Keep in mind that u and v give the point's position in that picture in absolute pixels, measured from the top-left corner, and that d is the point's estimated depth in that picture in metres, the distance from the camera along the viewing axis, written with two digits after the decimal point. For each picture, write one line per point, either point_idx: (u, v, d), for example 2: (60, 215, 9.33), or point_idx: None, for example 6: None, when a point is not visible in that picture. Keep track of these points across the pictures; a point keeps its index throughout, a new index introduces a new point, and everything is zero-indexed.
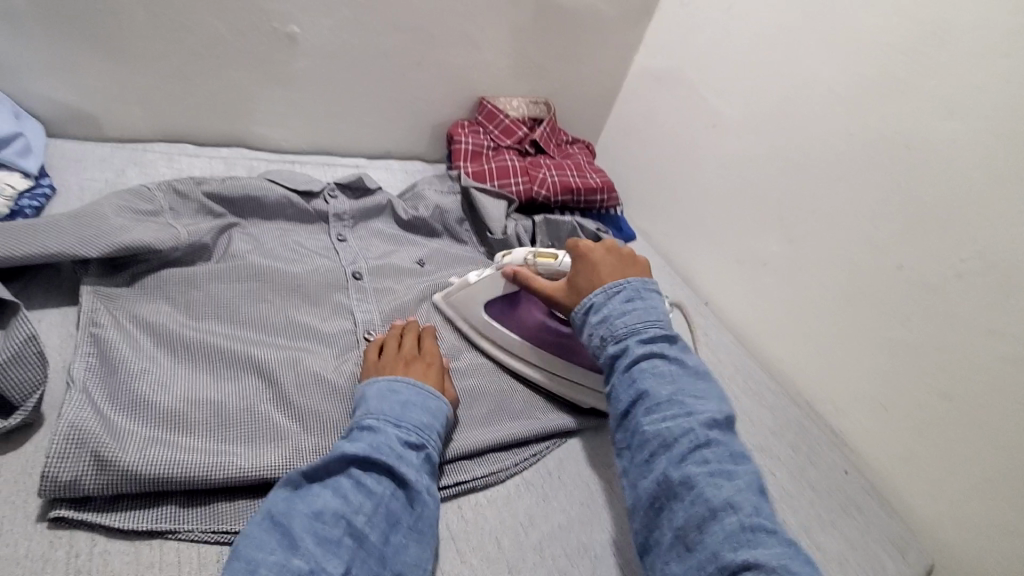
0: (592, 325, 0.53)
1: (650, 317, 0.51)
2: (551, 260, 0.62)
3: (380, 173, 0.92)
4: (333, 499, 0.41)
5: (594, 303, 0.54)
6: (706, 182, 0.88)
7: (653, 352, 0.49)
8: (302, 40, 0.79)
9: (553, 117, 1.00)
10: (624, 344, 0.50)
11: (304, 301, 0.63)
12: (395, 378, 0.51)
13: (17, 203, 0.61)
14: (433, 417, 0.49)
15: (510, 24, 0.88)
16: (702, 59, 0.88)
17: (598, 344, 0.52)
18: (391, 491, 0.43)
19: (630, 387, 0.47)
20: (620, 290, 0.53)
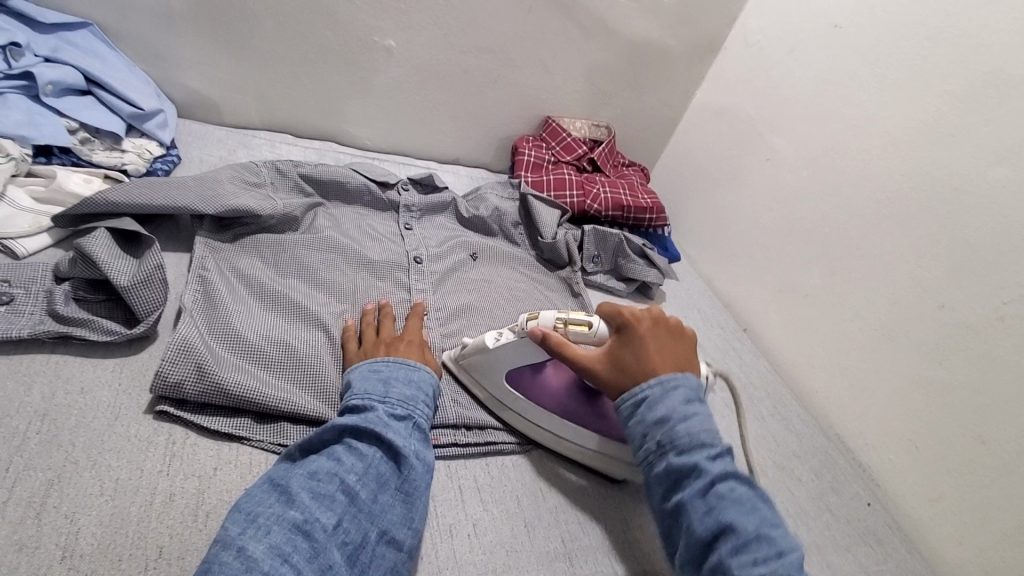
0: (648, 427, 0.47)
1: (709, 425, 0.47)
2: (585, 328, 0.56)
3: (449, 176, 1.01)
4: (327, 461, 0.43)
5: (647, 397, 0.48)
6: (756, 212, 0.91)
7: (728, 471, 0.43)
8: (397, 53, 0.89)
9: (612, 140, 1.06)
10: (691, 458, 0.44)
11: (372, 276, 0.71)
12: (376, 359, 0.54)
13: (152, 166, 0.73)
14: (416, 390, 0.52)
15: (582, 52, 0.96)
16: (763, 97, 0.92)
17: (656, 453, 0.46)
18: (380, 457, 0.45)
19: (706, 516, 0.41)
20: (678, 387, 0.49)
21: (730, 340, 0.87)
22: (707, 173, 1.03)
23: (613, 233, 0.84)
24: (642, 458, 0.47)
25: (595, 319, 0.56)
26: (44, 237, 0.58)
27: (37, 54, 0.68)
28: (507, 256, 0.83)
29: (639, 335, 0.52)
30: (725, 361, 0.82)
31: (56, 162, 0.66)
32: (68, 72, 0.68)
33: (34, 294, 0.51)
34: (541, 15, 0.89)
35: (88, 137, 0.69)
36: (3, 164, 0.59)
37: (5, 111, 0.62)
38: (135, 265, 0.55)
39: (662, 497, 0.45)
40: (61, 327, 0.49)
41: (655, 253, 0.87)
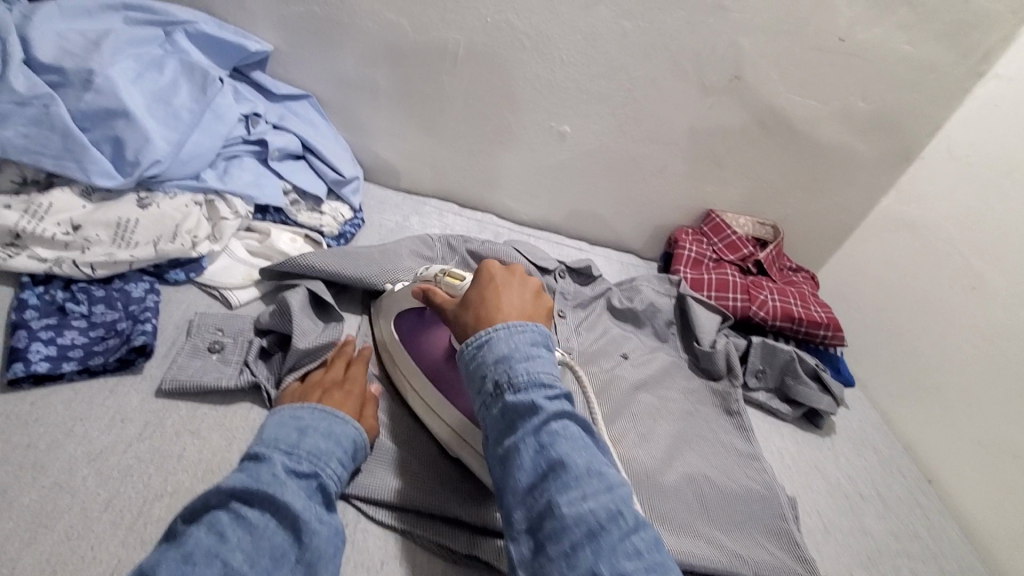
0: (486, 367, 0.43)
1: (553, 367, 0.43)
2: (456, 280, 0.55)
3: (600, 260, 0.99)
4: (206, 536, 0.36)
5: (490, 338, 0.44)
6: (954, 346, 0.79)
7: (565, 411, 0.40)
8: (569, 138, 0.91)
9: (779, 242, 0.99)
10: (527, 396, 0.40)
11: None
12: (298, 407, 0.49)
13: (342, 228, 0.79)
14: (338, 445, 0.47)
15: (757, 150, 0.92)
16: (973, 218, 0.81)
17: (494, 396, 0.41)
18: (272, 524, 0.38)
19: (540, 454, 0.38)
20: (522, 331, 0.44)
21: (917, 492, 0.74)
22: (891, 292, 0.92)
23: (785, 349, 0.76)
24: (480, 402, 0.43)
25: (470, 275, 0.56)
26: (254, 289, 0.64)
27: (269, 122, 0.77)
28: (653, 357, 0.77)
29: (491, 282, 0.49)
30: (913, 522, 0.69)
31: (269, 219, 0.74)
32: (290, 140, 0.76)
33: (240, 341, 0.57)
34: (722, 111, 0.87)
35: (296, 198, 0.76)
36: (232, 220, 0.67)
37: (240, 171, 0.71)
38: (319, 330, 0.59)
39: (496, 441, 0.41)
40: (255, 376, 0.53)
41: (829, 376, 0.77)
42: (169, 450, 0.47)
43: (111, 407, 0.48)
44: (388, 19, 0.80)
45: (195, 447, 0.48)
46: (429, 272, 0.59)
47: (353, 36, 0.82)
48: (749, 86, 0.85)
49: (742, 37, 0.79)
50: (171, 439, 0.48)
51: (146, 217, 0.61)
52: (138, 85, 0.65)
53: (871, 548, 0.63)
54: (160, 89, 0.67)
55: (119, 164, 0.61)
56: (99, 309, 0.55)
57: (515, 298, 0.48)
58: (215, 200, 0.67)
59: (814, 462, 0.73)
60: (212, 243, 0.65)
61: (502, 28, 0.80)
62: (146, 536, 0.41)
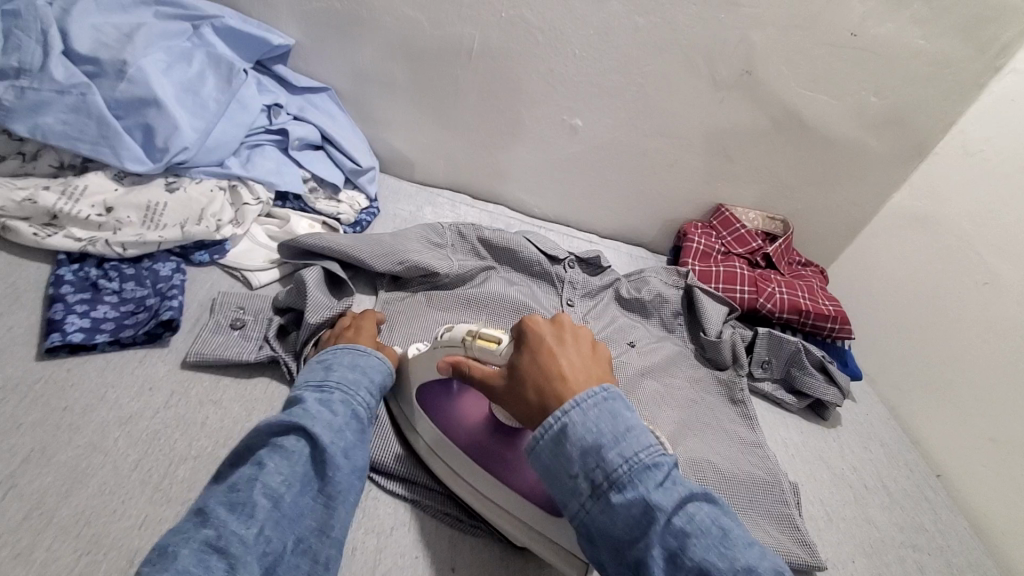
0: (578, 467, 0.40)
1: (648, 444, 0.41)
2: (493, 344, 0.50)
3: (610, 252, 1.01)
4: (247, 465, 0.39)
5: (568, 426, 0.41)
6: (964, 342, 0.79)
7: (680, 497, 0.38)
8: (581, 131, 0.93)
9: (789, 237, 1.00)
10: (637, 494, 0.38)
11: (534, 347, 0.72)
12: (321, 358, 0.52)
13: (358, 216, 0.82)
14: (365, 376, 0.50)
15: (768, 144, 0.92)
16: (986, 214, 0.81)
17: (595, 497, 0.39)
18: (303, 449, 0.41)
19: (669, 558, 0.36)
20: (595, 403, 0.42)
21: (922, 485, 0.74)
22: (901, 288, 0.92)
23: (790, 340, 0.77)
24: (579, 503, 0.41)
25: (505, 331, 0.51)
26: (273, 271, 0.67)
27: (290, 113, 0.80)
28: (660, 347, 0.78)
29: (544, 344, 0.47)
30: (917, 514, 0.69)
31: (289, 206, 0.77)
32: (310, 130, 0.79)
33: (259, 318, 0.60)
34: (733, 105, 0.88)
35: (315, 186, 0.79)
36: (254, 206, 0.70)
37: (262, 160, 0.74)
38: (331, 305, 0.62)
39: (618, 546, 0.38)
40: (275, 352, 0.56)
41: (836, 368, 0.78)
42: (194, 417, 0.50)
43: (140, 376, 0.51)
44: (406, 14, 0.83)
45: (217, 416, 0.51)
46: (451, 335, 0.52)
47: (372, 31, 0.85)
48: (760, 81, 0.85)
49: (753, 32, 0.80)
50: (194, 407, 0.51)
51: (173, 200, 0.64)
52: (168, 76, 0.68)
53: (874, 537, 0.64)
54: (189, 80, 0.70)
55: (150, 150, 0.65)
56: (129, 286, 0.58)
57: (585, 373, 0.46)
58: (238, 186, 0.70)
59: (818, 451, 0.73)
60: (235, 226, 0.68)
61: (517, 23, 0.82)
62: (171, 495, 0.44)
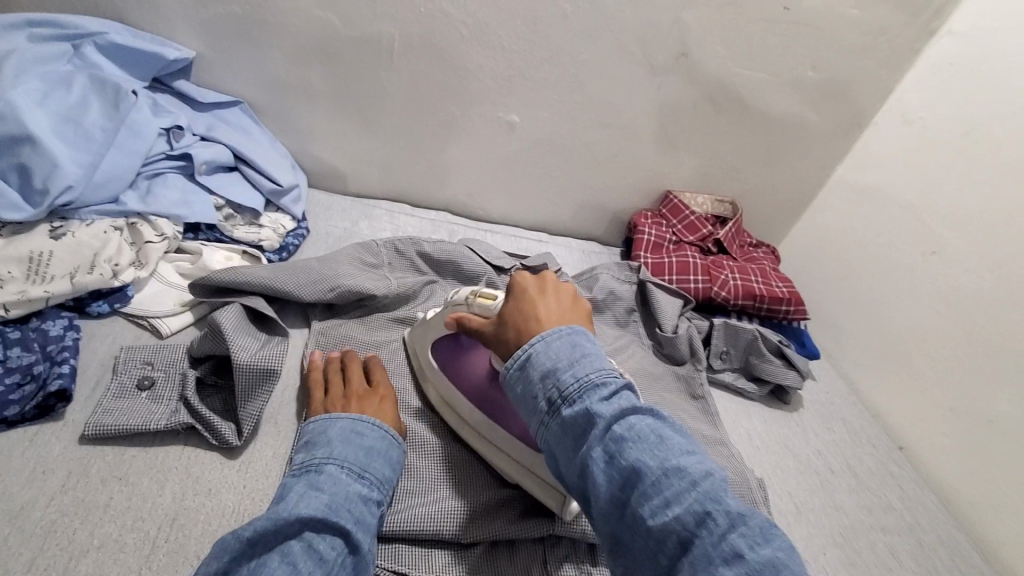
0: (533, 385, 0.40)
1: (603, 365, 0.40)
2: (489, 301, 0.52)
3: (560, 250, 0.97)
4: (281, 568, 0.36)
5: (531, 355, 0.41)
6: (915, 311, 0.79)
7: (625, 408, 0.37)
8: (518, 127, 0.88)
9: (738, 218, 0.98)
10: (582, 405, 0.37)
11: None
12: (359, 420, 0.50)
13: (284, 240, 0.76)
14: (390, 471, 0.50)
15: (710, 126, 0.90)
16: (928, 181, 0.80)
17: (549, 413, 0.39)
18: (342, 557, 0.40)
19: (605, 465, 0.35)
20: (560, 336, 0.41)
21: (887, 462, 0.74)
22: (851, 261, 0.91)
23: (746, 328, 0.76)
24: (537, 423, 0.40)
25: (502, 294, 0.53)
26: (187, 315, 0.61)
27: (195, 133, 0.73)
28: (618, 349, 0.76)
29: (525, 293, 0.47)
30: (884, 493, 0.69)
31: (202, 238, 0.70)
32: (219, 151, 0.72)
33: (171, 374, 0.54)
34: (671, 89, 0.85)
35: (231, 212, 0.73)
36: (158, 243, 0.63)
37: (165, 190, 0.67)
38: (259, 345, 0.56)
39: (565, 455, 0.38)
40: (191, 417, 0.50)
41: (793, 351, 0.77)
42: (95, 499, 0.44)
43: (31, 460, 0.45)
44: (315, 15, 0.76)
45: (124, 494, 0.45)
46: (458, 296, 0.56)
47: (279, 36, 0.78)
48: (696, 62, 0.82)
49: (685, 13, 0.77)
50: (97, 488, 0.45)
51: (60, 247, 0.56)
52: (44, 105, 0.60)
53: (843, 525, 0.63)
54: (69, 108, 0.62)
55: (29, 194, 0.57)
56: (14, 353, 0.51)
57: (566, 320, 0.44)
58: (138, 223, 0.63)
59: (783, 440, 0.72)
60: (137, 269, 0.61)
61: (437, 18, 0.77)
62: None
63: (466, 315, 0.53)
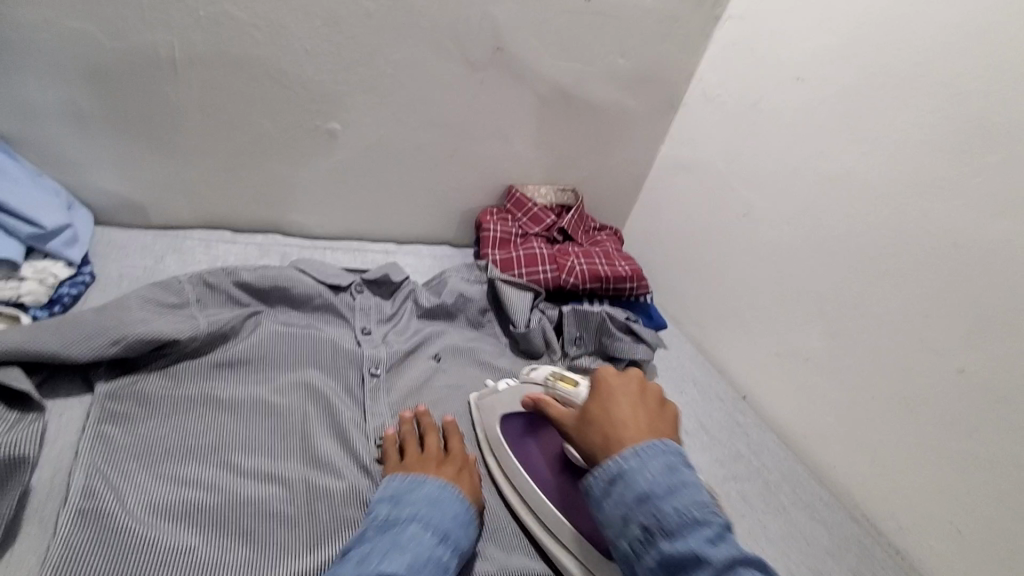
0: (629, 509, 0.42)
1: (702, 496, 0.41)
2: (571, 386, 0.55)
3: (410, 259, 0.93)
4: None
5: (625, 471, 0.43)
6: (738, 270, 0.86)
7: (732, 553, 0.38)
8: (341, 136, 0.83)
9: (580, 204, 1.01)
10: (685, 544, 0.39)
11: (389, 418, 0.60)
12: (446, 486, 0.49)
13: (58, 291, 0.64)
14: (462, 531, 0.46)
15: (539, 118, 0.91)
16: (729, 153, 0.88)
17: (647, 540, 0.41)
18: None
19: None
20: (656, 456, 0.43)
21: (732, 413, 0.79)
22: (682, 232, 0.98)
23: (594, 310, 0.77)
24: (625, 543, 0.42)
25: (584, 380, 0.56)
26: None
27: None
28: (473, 350, 0.73)
29: (608, 392, 0.50)
30: (732, 443, 0.74)
31: None
32: None
33: None
34: (494, 84, 0.85)
35: None
36: None
37: None
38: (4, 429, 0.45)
39: None
40: None
41: (640, 326, 0.80)
42: None
43: None
44: (68, 26, 0.64)
45: None
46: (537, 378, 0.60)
47: (24, 52, 0.65)
48: (513, 56, 0.83)
49: (493, 7, 0.77)
50: None
51: None
52: None
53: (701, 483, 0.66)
54: None
55: None
56: None
57: (648, 427, 0.46)
58: None
59: None
60: None
61: (224, 23, 0.69)
62: None
63: (549, 400, 0.55)
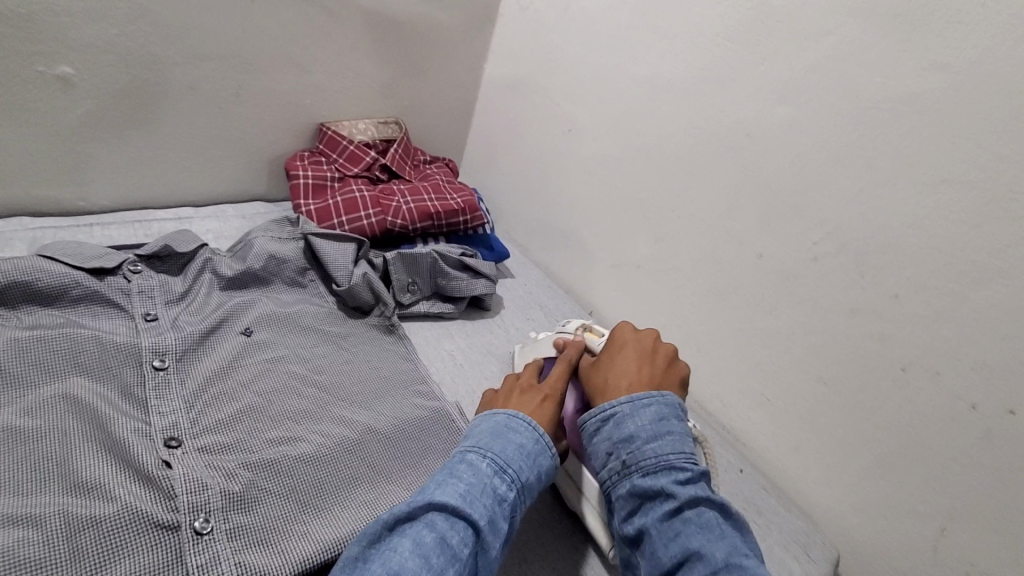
0: (614, 446, 0.47)
1: (683, 444, 0.46)
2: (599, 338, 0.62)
3: (210, 223, 0.80)
4: (412, 558, 0.36)
5: (614, 413, 0.48)
6: (571, 187, 0.84)
7: (699, 496, 0.43)
8: (78, 80, 0.66)
9: (405, 137, 0.92)
10: (656, 481, 0.44)
11: (185, 414, 0.51)
12: (507, 411, 0.48)
13: None
14: (536, 481, 0.46)
15: (338, 41, 0.80)
16: (548, 64, 0.84)
17: (622, 474, 0.46)
18: (467, 550, 0.38)
19: (670, 545, 0.41)
20: (650, 405, 0.48)
21: None
22: (516, 154, 0.94)
23: (422, 251, 0.72)
24: (605, 477, 0.47)
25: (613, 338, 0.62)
26: None
27: None
28: (292, 317, 0.65)
29: (620, 344, 0.55)
30: None
31: None
32: None
33: None
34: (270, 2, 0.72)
35: None
36: None
37: None
38: None
39: (622, 518, 0.45)
40: None
41: (477, 260, 0.77)
42: None
43: None
44: None
45: None
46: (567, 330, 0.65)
47: None
48: None
49: None
50: None
51: None
52: None
53: None
54: None
55: None
56: None
57: (648, 380, 0.51)
58: None
59: (485, 345, 0.73)
60: None
61: None
62: None
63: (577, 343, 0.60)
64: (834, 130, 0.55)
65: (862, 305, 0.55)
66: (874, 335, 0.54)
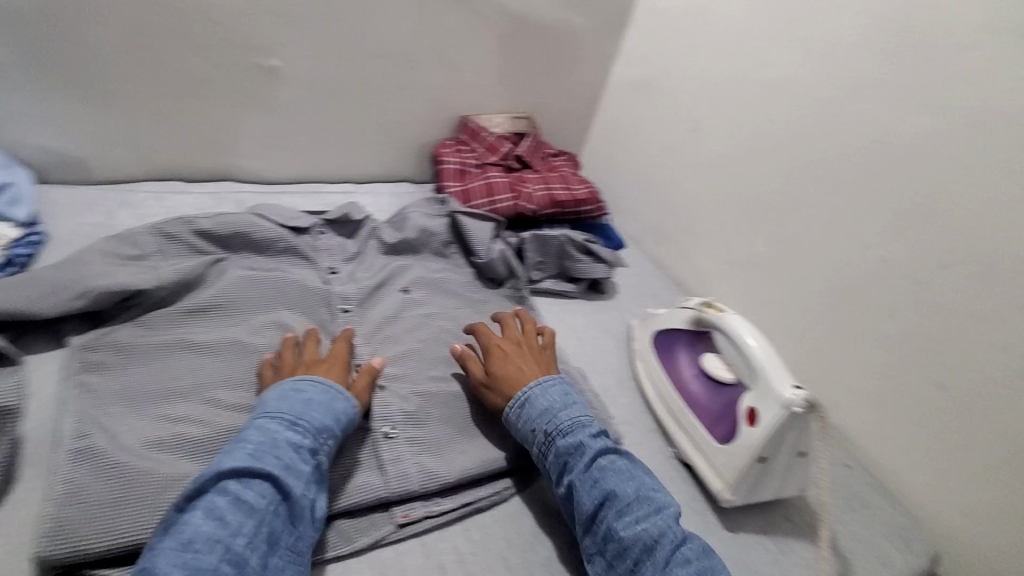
0: (534, 422, 0.53)
1: (582, 414, 0.54)
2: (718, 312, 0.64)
3: (369, 198, 0.92)
4: (207, 521, 0.38)
5: (529, 395, 0.55)
6: (691, 184, 0.89)
7: (607, 448, 0.51)
8: (284, 73, 0.80)
9: (535, 132, 1.01)
10: (575, 439, 0.51)
11: (365, 348, 0.63)
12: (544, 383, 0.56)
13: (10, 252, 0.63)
14: (337, 424, 0.49)
15: (487, 42, 0.90)
16: (678, 67, 0.89)
17: (545, 442, 0.52)
18: (269, 503, 0.41)
19: (592, 489, 0.48)
20: (554, 384, 0.56)
21: None
22: (637, 152, 0.99)
23: (552, 234, 0.81)
24: (535, 451, 0.53)
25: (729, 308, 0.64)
26: None
27: None
28: (441, 282, 0.75)
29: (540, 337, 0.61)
30: None
31: None
32: None
33: None
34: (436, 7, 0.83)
35: None
36: None
37: None
38: None
39: (554, 480, 0.51)
40: None
41: (599, 246, 0.83)
42: None
43: None
44: None
45: None
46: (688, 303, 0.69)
47: None
48: None
49: None
50: None
51: None
52: None
53: None
54: None
55: None
56: None
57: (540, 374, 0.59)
58: None
59: (602, 324, 0.80)
60: None
61: None
62: None
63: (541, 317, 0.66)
64: (977, 140, 0.56)
65: (992, 315, 0.56)
66: (1000, 344, 0.55)
